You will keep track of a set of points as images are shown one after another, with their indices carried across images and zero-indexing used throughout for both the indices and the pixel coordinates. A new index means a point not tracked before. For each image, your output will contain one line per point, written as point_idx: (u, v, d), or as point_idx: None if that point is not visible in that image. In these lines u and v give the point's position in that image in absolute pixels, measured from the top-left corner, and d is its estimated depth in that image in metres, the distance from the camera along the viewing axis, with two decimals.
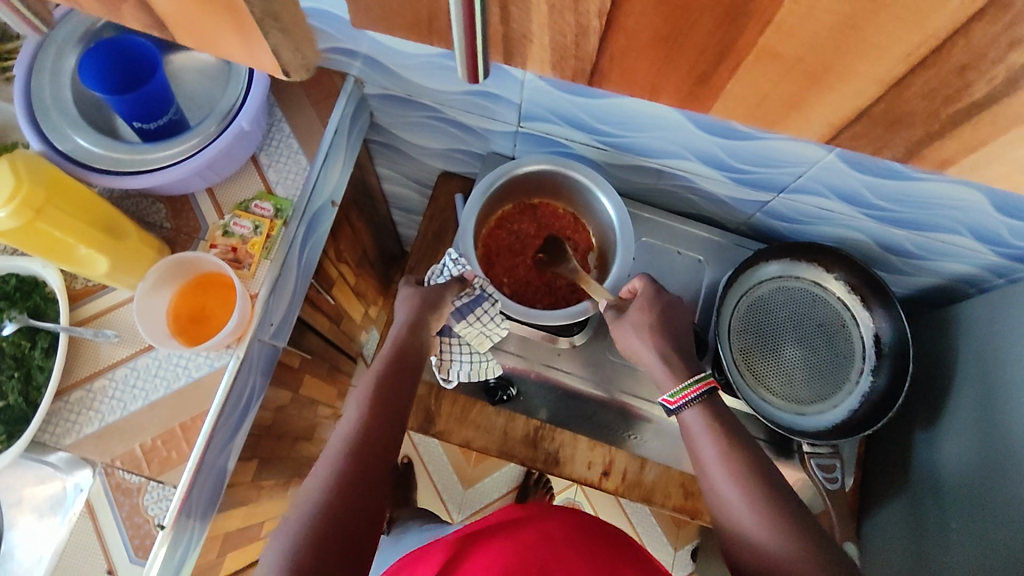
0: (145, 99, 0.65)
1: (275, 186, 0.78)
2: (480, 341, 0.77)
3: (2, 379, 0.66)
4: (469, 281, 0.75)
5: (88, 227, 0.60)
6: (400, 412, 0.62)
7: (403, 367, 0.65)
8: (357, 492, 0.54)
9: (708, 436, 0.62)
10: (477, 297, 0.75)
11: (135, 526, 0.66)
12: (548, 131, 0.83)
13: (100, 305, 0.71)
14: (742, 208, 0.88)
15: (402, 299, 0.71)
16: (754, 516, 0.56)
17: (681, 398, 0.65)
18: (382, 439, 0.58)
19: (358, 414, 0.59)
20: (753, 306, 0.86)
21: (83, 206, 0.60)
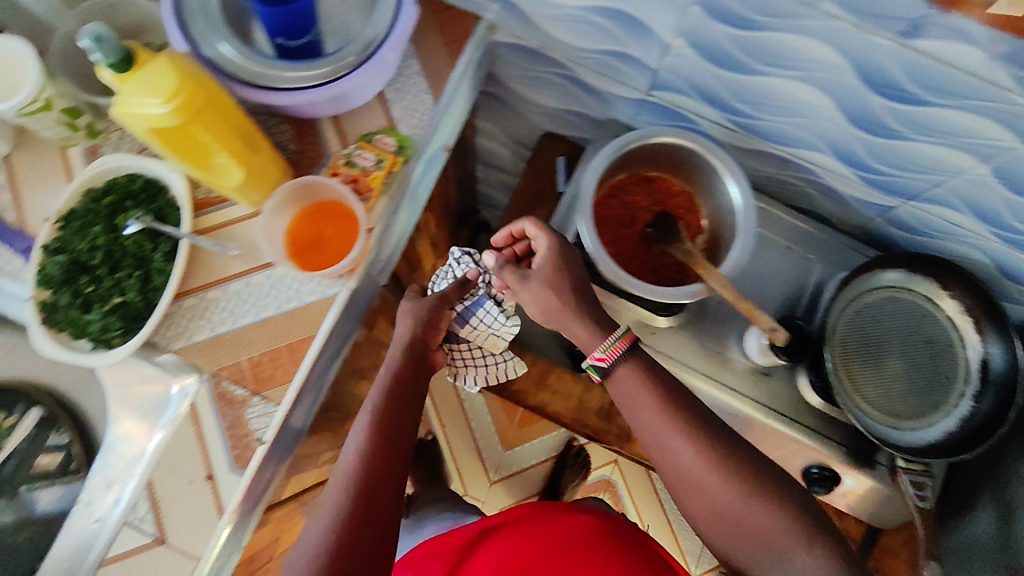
0: (296, 16, 0.64)
1: (399, 122, 0.76)
2: (490, 342, 0.83)
3: (122, 276, 0.67)
4: (471, 284, 0.82)
5: (233, 136, 0.60)
6: (404, 437, 0.63)
7: (402, 393, 0.67)
8: (366, 517, 0.56)
9: (644, 396, 0.61)
10: (479, 299, 0.82)
11: (235, 437, 0.67)
12: (679, 103, 0.80)
13: (220, 218, 0.71)
14: (861, 210, 0.85)
15: (400, 314, 0.75)
16: (736, 497, 0.56)
17: (612, 353, 0.63)
18: (386, 469, 0.60)
19: (358, 446, 0.60)
20: (860, 312, 0.83)
21: (232, 113, 0.60)
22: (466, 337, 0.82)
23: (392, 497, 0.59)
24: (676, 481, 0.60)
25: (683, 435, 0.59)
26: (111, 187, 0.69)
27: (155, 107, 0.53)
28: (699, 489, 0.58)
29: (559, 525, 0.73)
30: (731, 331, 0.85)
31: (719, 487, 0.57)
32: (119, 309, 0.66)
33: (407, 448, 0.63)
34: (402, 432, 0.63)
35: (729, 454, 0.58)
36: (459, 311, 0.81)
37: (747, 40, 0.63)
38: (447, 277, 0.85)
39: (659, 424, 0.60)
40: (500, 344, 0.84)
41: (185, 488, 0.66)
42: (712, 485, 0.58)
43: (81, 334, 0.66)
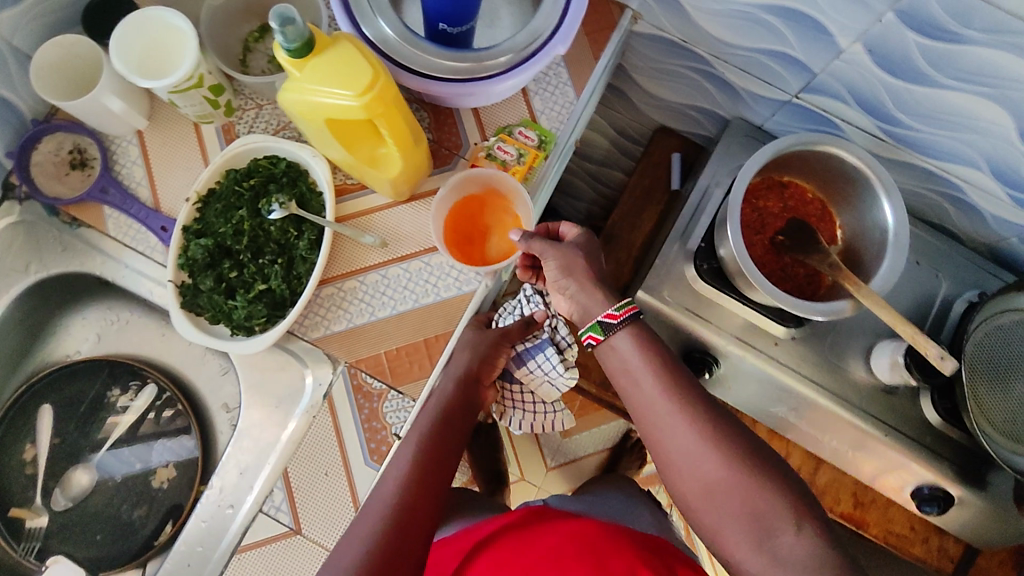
0: (462, 6, 0.61)
1: (540, 115, 0.74)
2: (544, 390, 0.87)
3: (265, 263, 0.66)
4: (535, 327, 0.83)
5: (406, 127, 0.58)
6: (443, 473, 0.61)
7: (445, 425, 0.64)
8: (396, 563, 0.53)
9: (644, 369, 0.60)
10: (540, 343, 0.84)
11: (372, 430, 0.66)
12: (825, 109, 0.78)
13: (359, 207, 0.69)
14: (998, 229, 0.83)
15: (460, 346, 0.69)
16: (753, 489, 0.54)
17: (625, 313, 0.61)
18: (421, 509, 0.57)
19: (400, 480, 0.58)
20: (991, 334, 0.81)
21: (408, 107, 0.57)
22: (522, 378, 0.85)
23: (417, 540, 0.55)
24: (694, 489, 0.56)
25: (701, 424, 0.56)
26: (253, 170, 0.67)
27: (344, 99, 0.52)
28: (681, 469, 0.57)
29: (550, 538, 0.76)
30: (853, 346, 0.83)
31: (692, 455, 0.56)
32: (263, 297, 0.65)
33: (445, 485, 0.60)
34: (440, 478, 0.60)
35: (702, 416, 0.57)
36: (520, 352, 0.84)
37: (938, 50, 0.61)
38: (514, 313, 0.84)
39: (661, 405, 0.58)
40: (552, 394, 0.87)
41: (321, 480, 0.65)
42: (710, 470, 0.55)
43: (223, 320, 0.65)
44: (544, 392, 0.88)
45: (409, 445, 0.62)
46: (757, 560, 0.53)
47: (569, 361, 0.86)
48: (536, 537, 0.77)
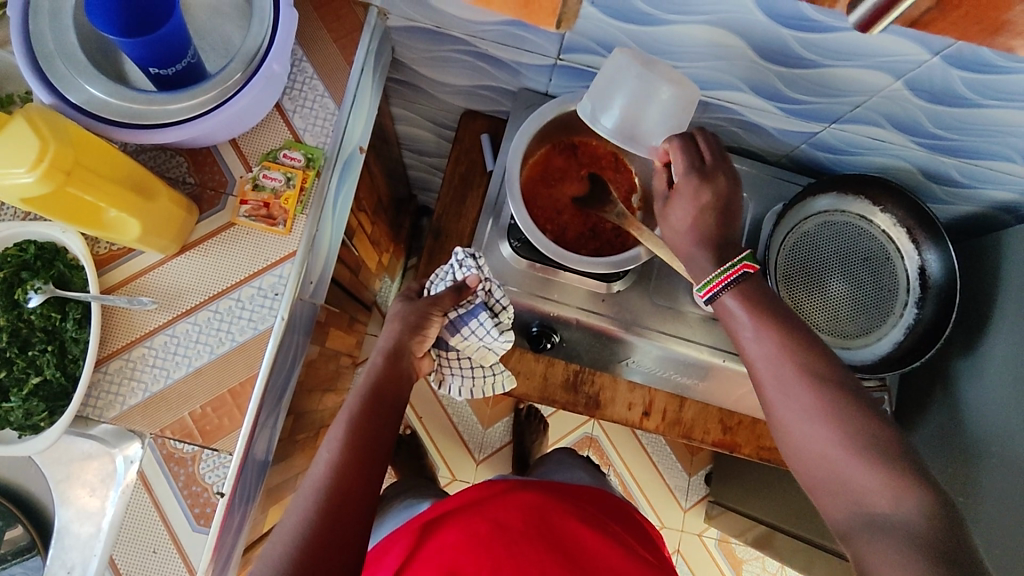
0: (170, 44, 0.57)
1: (303, 133, 0.72)
2: (480, 356, 0.80)
3: (35, 354, 0.62)
4: (469, 290, 0.75)
5: (116, 187, 0.55)
6: (379, 450, 0.62)
7: (380, 403, 0.65)
8: (327, 535, 0.55)
9: (757, 346, 0.60)
10: (474, 308, 0.77)
11: (194, 495, 0.64)
12: (589, 64, 0.78)
13: (127, 272, 0.67)
14: (786, 140, 0.86)
15: (392, 316, 0.72)
16: (846, 454, 0.54)
17: (710, 291, 0.63)
18: (356, 480, 0.59)
19: (333, 457, 0.59)
20: (800, 242, 0.84)
21: (103, 167, 0.54)
22: (457, 347, 0.78)
23: (352, 508, 0.57)
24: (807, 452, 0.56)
25: (815, 389, 0.56)
26: (1, 261, 0.62)
27: (23, 178, 0.48)
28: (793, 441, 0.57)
29: (521, 517, 0.70)
30: (679, 285, 0.85)
31: (800, 422, 0.57)
32: (39, 390, 0.62)
33: (382, 461, 0.62)
34: (375, 448, 0.61)
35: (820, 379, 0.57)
36: (453, 319, 0.76)
37: None
38: (445, 279, 0.79)
39: (771, 386, 0.59)
40: (490, 358, 0.80)
41: (151, 558, 0.64)
42: (817, 435, 0.55)
43: (2, 424, 0.61)
44: (479, 356, 0.80)
45: (342, 421, 0.62)
46: (846, 514, 0.53)
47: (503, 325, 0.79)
48: (502, 514, 0.70)
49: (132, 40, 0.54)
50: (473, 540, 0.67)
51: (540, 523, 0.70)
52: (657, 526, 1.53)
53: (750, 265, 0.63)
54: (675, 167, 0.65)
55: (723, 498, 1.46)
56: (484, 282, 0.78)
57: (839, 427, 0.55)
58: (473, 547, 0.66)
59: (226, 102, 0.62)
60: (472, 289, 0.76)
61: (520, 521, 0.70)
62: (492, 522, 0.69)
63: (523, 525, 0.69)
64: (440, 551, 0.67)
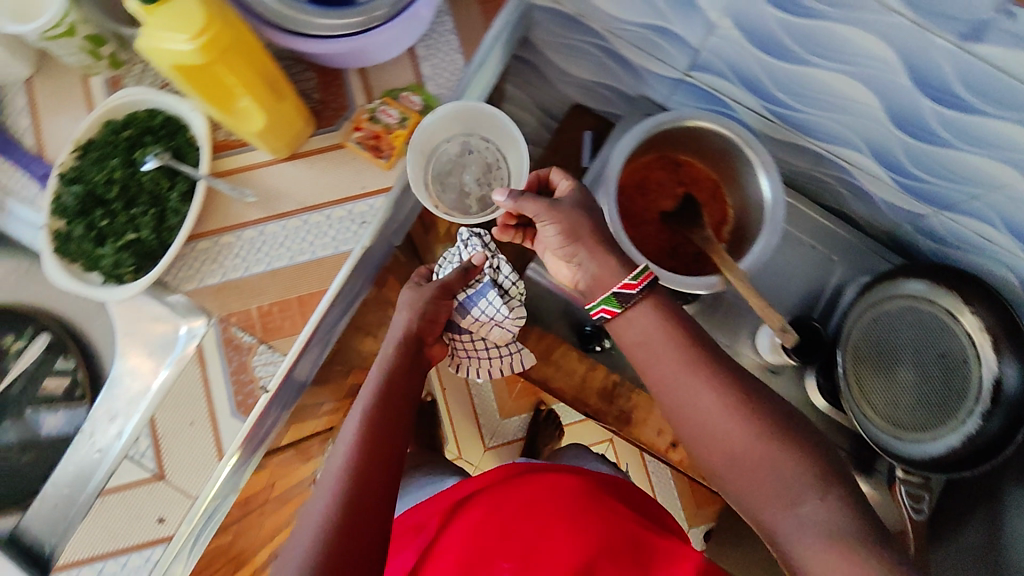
0: None
1: (427, 81, 0.75)
2: (496, 335, 0.81)
3: (137, 213, 0.66)
4: (475, 270, 0.76)
5: (256, 79, 0.59)
6: (394, 449, 0.59)
7: (393, 402, 0.62)
8: (356, 501, 0.53)
9: (695, 376, 0.55)
10: (482, 286, 0.78)
11: (240, 383, 0.68)
12: (715, 87, 0.78)
13: (236, 163, 0.70)
14: (890, 215, 0.83)
15: (402, 303, 0.71)
16: (789, 475, 0.50)
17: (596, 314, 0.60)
18: (383, 443, 0.58)
19: (345, 459, 0.55)
20: (878, 320, 0.82)
21: (251, 58, 0.57)
22: (469, 327, 0.79)
23: (382, 472, 0.56)
24: (749, 479, 0.52)
25: (745, 412, 0.53)
26: (131, 121, 0.68)
27: (179, 44, 0.51)
28: (739, 479, 0.53)
29: (549, 496, 0.70)
30: (743, 325, 0.84)
31: (729, 439, 0.53)
32: (131, 247, 0.66)
33: (405, 431, 0.61)
34: (399, 420, 0.61)
35: (791, 436, 0.52)
36: (462, 299, 0.77)
37: (801, 27, 0.61)
38: (452, 262, 0.81)
39: (717, 415, 0.54)
40: (506, 337, 0.81)
41: (186, 430, 0.67)
42: (759, 456, 0.52)
43: (95, 268, 0.66)
44: (498, 337, 0.81)
45: (365, 390, 0.62)
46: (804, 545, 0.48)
47: (512, 299, 0.81)
48: (525, 492, 0.71)
49: None
50: (493, 522, 0.67)
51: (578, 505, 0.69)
52: None
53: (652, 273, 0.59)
54: (531, 208, 0.61)
55: (719, 558, 1.42)
56: (490, 261, 0.79)
57: (780, 447, 0.51)
58: (496, 522, 0.67)
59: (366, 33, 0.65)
60: (479, 269, 0.77)
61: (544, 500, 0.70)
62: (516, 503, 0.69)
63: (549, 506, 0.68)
64: (460, 532, 0.67)
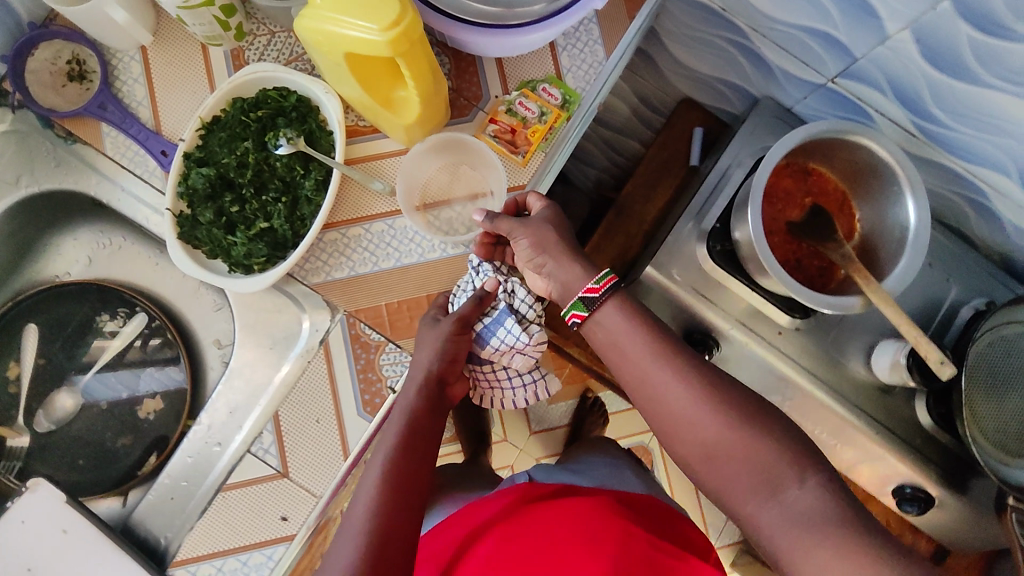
0: None
1: (566, 73, 0.71)
2: (523, 364, 0.69)
3: (269, 201, 0.63)
4: (489, 298, 0.64)
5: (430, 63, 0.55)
6: (423, 485, 0.53)
7: (416, 434, 0.55)
8: (380, 527, 0.49)
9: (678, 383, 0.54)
10: (499, 315, 0.66)
11: (367, 381, 0.64)
12: (860, 97, 0.75)
13: (368, 150, 0.67)
14: (1015, 238, 0.82)
15: (427, 338, 0.61)
16: (777, 463, 0.49)
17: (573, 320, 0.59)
18: (417, 475, 0.53)
19: (367, 505, 0.50)
20: (994, 343, 0.80)
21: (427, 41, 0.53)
22: (489, 360, 0.67)
23: (404, 506, 0.51)
24: (733, 476, 0.51)
25: (740, 415, 0.52)
26: (262, 100, 0.64)
27: (365, 31, 0.48)
28: (731, 483, 0.51)
29: (555, 515, 0.66)
30: (855, 341, 0.83)
31: (720, 435, 0.51)
32: (264, 236, 0.62)
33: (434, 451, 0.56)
34: (426, 441, 0.56)
35: (762, 421, 0.51)
36: (479, 329, 0.66)
37: (992, 44, 0.59)
38: (466, 291, 0.65)
39: (694, 405, 0.53)
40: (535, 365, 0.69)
41: (312, 427, 0.64)
42: (741, 446, 0.51)
43: (221, 255, 0.63)
44: (522, 365, 0.70)
45: (399, 407, 0.57)
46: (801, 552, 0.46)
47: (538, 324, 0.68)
48: (535, 513, 0.67)
49: None
50: (511, 547, 0.62)
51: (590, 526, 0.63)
52: None
53: (614, 275, 0.58)
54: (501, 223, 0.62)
55: None
56: (506, 284, 0.66)
57: (763, 437, 0.51)
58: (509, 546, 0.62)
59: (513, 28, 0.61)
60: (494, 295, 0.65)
61: (552, 518, 0.65)
62: (529, 526, 0.65)
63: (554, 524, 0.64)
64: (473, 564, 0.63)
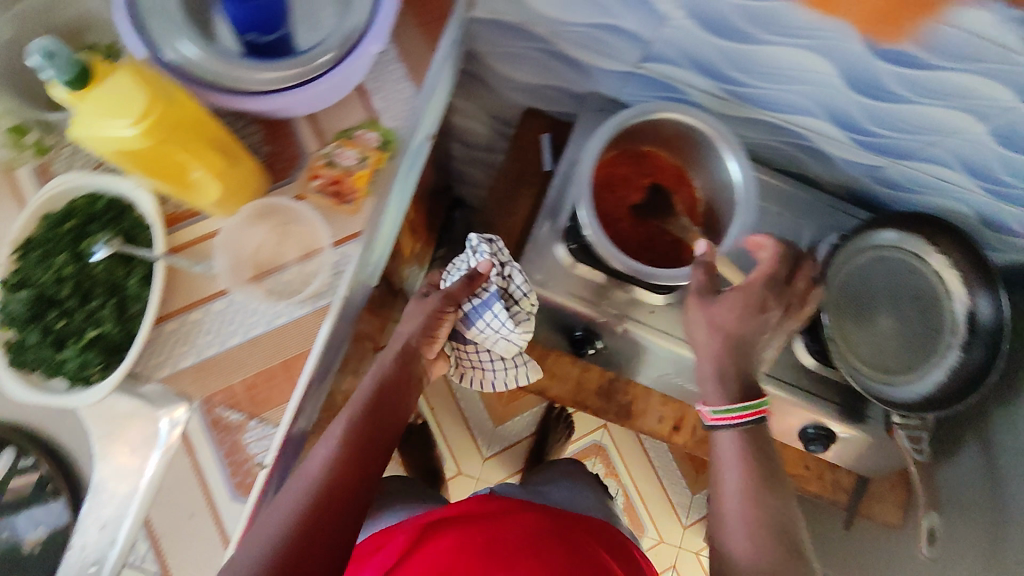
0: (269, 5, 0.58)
1: (381, 114, 0.71)
2: (500, 346, 0.77)
3: (94, 307, 0.62)
4: (479, 281, 0.73)
5: (212, 133, 0.56)
6: (367, 478, 0.59)
7: (360, 456, 0.60)
8: (314, 529, 0.54)
9: (733, 447, 0.63)
10: (487, 299, 0.74)
11: (236, 463, 0.64)
12: (667, 75, 0.78)
13: (191, 234, 0.66)
14: (847, 171, 0.86)
15: (406, 315, 0.72)
16: (742, 519, 0.60)
17: (721, 418, 0.64)
18: (349, 481, 0.58)
19: (302, 493, 0.55)
20: (850, 274, 0.84)
21: (198, 116, 0.55)
22: (472, 338, 0.76)
23: (351, 512, 0.57)
24: (744, 547, 0.59)
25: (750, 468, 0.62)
26: (70, 211, 0.63)
27: (124, 129, 0.49)
28: (728, 524, 0.61)
29: (507, 521, 0.74)
30: None
31: (737, 522, 0.61)
32: (97, 343, 0.61)
33: (380, 456, 0.62)
34: (375, 450, 0.61)
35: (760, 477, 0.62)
36: (467, 310, 0.74)
37: (755, 9, 0.61)
38: (461, 269, 0.78)
39: (733, 486, 0.62)
40: (511, 349, 0.77)
41: (187, 522, 0.63)
42: (731, 508, 0.61)
43: (54, 372, 0.61)
44: (504, 350, 0.78)
45: (341, 419, 0.62)
46: None
47: (521, 315, 0.77)
48: (488, 528, 0.72)
49: None
50: (465, 558, 0.67)
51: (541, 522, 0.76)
52: (656, 541, 1.52)
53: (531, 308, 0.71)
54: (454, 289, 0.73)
55: None
56: (499, 270, 0.75)
57: (750, 504, 0.61)
58: (464, 560, 0.66)
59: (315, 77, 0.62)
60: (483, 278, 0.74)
61: (512, 539, 0.70)
62: (486, 537, 0.70)
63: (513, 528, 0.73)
64: (421, 564, 0.67)
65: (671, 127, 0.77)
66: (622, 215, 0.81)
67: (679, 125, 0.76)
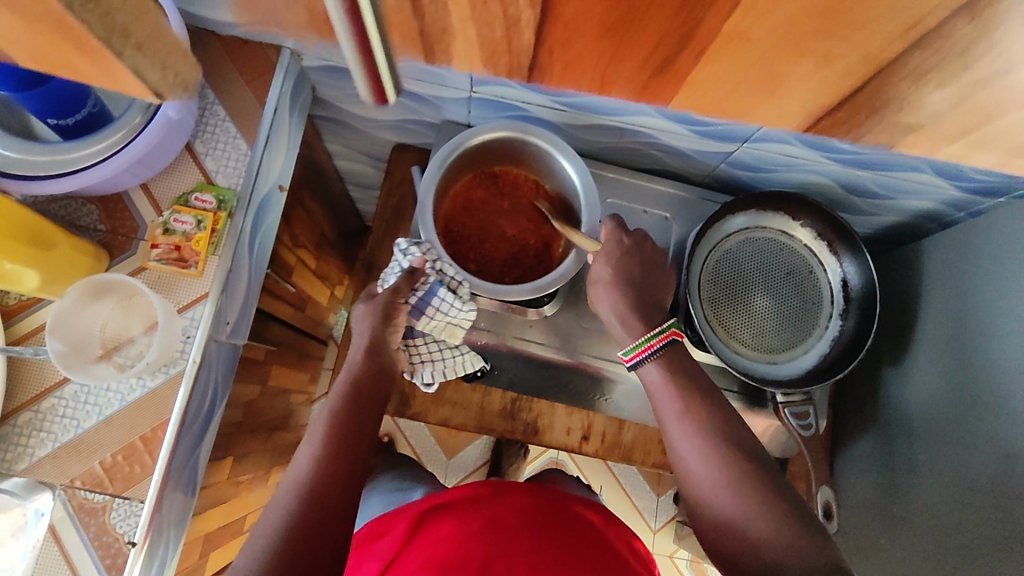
0: (70, 91, 0.58)
1: (215, 175, 0.72)
2: (448, 333, 0.75)
3: None
4: (419, 273, 0.72)
5: (23, 221, 0.58)
6: (354, 474, 0.59)
7: (346, 450, 0.59)
8: (307, 534, 0.54)
9: (665, 396, 0.64)
10: (432, 287, 0.72)
11: (104, 545, 0.64)
12: (503, 96, 0.79)
13: (36, 322, 0.66)
14: (705, 161, 0.87)
15: (357, 317, 0.69)
16: (701, 462, 0.60)
17: (639, 354, 0.67)
18: (337, 475, 0.58)
19: (287, 500, 0.55)
20: (722, 260, 0.86)
21: (4, 207, 0.56)
22: (425, 330, 0.73)
23: (342, 509, 0.57)
24: (706, 489, 0.59)
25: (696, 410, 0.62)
26: None
27: None
28: (691, 473, 0.60)
29: (514, 504, 0.71)
30: None
31: (697, 470, 0.60)
32: None
33: (363, 452, 0.61)
34: (357, 444, 0.61)
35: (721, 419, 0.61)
36: (413, 303, 0.72)
37: None
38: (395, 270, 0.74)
39: (677, 432, 0.62)
40: (457, 334, 0.75)
41: None
42: (689, 454, 0.61)
43: None
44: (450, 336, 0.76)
45: (322, 414, 0.62)
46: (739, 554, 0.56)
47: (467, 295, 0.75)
48: (495, 509, 0.70)
49: (30, 92, 0.56)
50: (471, 536, 0.65)
51: (534, 500, 0.73)
52: None
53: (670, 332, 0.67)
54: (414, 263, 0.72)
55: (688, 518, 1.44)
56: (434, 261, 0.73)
57: (711, 451, 0.59)
58: (470, 540, 0.64)
59: (127, 146, 0.62)
60: (423, 271, 0.73)
61: (516, 520, 0.68)
62: (490, 519, 0.67)
63: (519, 513, 0.70)
64: (426, 547, 0.65)
65: (510, 145, 0.78)
66: (485, 237, 0.82)
67: (517, 142, 0.78)
